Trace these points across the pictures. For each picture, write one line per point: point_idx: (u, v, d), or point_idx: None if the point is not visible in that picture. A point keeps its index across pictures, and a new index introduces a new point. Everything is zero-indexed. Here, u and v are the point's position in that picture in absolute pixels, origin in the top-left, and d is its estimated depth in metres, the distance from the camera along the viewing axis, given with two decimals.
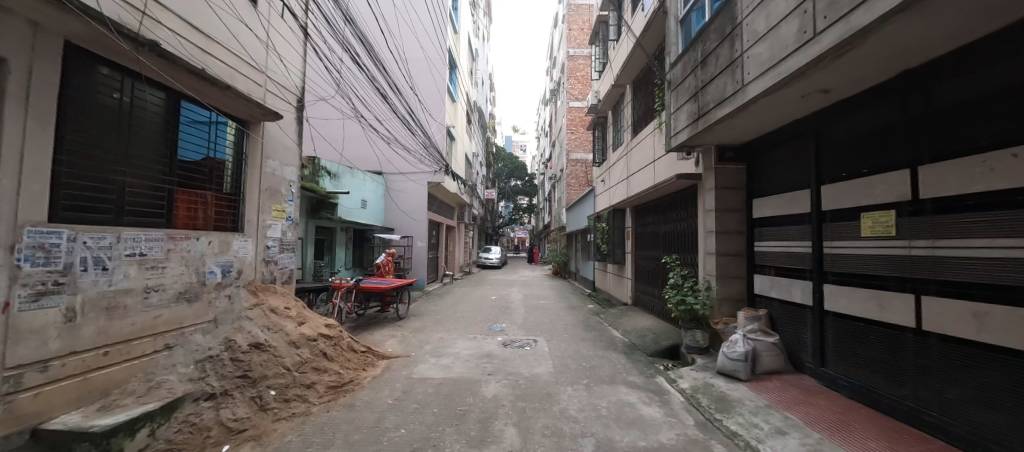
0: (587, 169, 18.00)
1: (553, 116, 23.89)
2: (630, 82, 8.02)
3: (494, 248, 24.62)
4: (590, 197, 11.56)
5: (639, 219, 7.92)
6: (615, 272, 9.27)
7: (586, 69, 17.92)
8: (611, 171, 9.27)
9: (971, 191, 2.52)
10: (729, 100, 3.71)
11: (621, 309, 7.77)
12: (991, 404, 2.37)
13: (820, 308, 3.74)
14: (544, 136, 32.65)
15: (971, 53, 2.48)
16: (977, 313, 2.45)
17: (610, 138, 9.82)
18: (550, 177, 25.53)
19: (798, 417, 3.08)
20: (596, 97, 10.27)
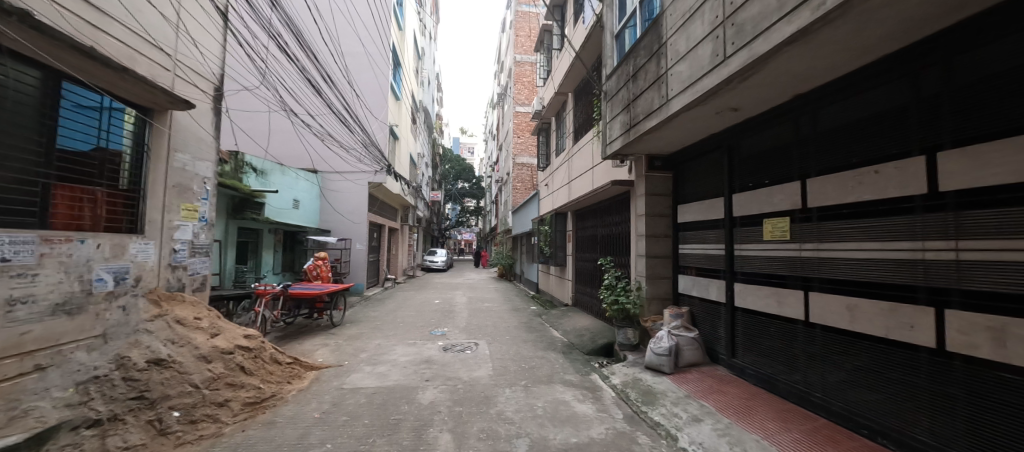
0: (532, 173, 18.32)
1: (500, 119, 24.13)
2: (571, 90, 8.33)
3: (441, 251, 24.17)
4: (535, 201, 11.80)
5: (579, 223, 8.22)
6: (557, 274, 9.53)
7: (532, 75, 18.38)
8: (554, 176, 9.54)
9: (846, 201, 2.95)
10: (656, 113, 4.00)
11: (562, 310, 8.00)
12: (861, 383, 2.80)
13: (730, 304, 4.12)
14: (492, 139, 32.86)
15: (847, 84, 2.91)
16: (851, 306, 2.88)
17: (553, 143, 10.11)
18: (497, 180, 25.69)
19: (712, 404, 3.39)
20: (540, 103, 10.53)
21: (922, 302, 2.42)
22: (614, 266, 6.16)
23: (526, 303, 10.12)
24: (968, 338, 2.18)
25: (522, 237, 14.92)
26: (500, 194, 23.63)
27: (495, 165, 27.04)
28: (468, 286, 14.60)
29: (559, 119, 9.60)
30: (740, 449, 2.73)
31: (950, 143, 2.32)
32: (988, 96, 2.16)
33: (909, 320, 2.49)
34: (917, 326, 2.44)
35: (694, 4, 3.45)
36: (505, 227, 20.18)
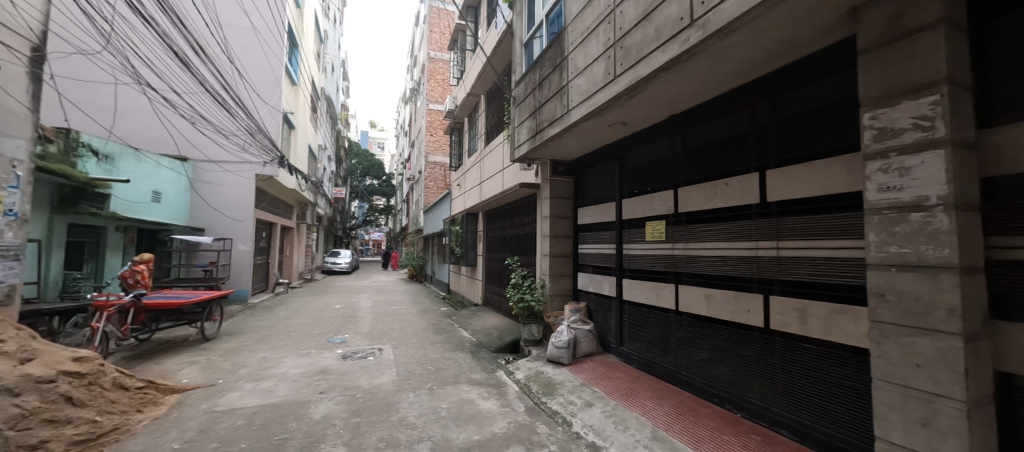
0: (445, 173, 18.06)
1: (413, 116, 23.42)
2: (483, 93, 8.46)
3: (347, 253, 22.43)
4: (447, 201, 11.71)
5: (490, 223, 8.37)
6: (468, 274, 9.56)
7: (444, 75, 18.00)
8: (466, 176, 9.58)
9: (705, 208, 3.52)
10: (558, 121, 4.28)
11: (472, 310, 8.04)
12: (714, 360, 3.36)
13: (619, 298, 4.59)
14: (404, 136, 31.67)
15: (707, 110, 3.49)
16: (708, 296, 3.45)
17: (466, 144, 10.15)
18: (409, 178, 24.88)
19: (602, 389, 3.74)
20: (454, 103, 10.50)
21: (755, 290, 3.03)
22: (521, 265, 6.43)
23: (435, 304, 9.96)
24: (784, 318, 2.81)
25: (434, 237, 14.68)
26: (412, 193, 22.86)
27: (408, 163, 26.06)
28: (376, 288, 13.84)
29: (472, 120, 9.68)
30: (623, 427, 3.09)
31: (774, 164, 2.95)
32: (797, 130, 2.81)
33: (747, 306, 3.09)
34: (752, 310, 3.04)
35: (591, 25, 3.79)
36: (417, 227, 19.58)
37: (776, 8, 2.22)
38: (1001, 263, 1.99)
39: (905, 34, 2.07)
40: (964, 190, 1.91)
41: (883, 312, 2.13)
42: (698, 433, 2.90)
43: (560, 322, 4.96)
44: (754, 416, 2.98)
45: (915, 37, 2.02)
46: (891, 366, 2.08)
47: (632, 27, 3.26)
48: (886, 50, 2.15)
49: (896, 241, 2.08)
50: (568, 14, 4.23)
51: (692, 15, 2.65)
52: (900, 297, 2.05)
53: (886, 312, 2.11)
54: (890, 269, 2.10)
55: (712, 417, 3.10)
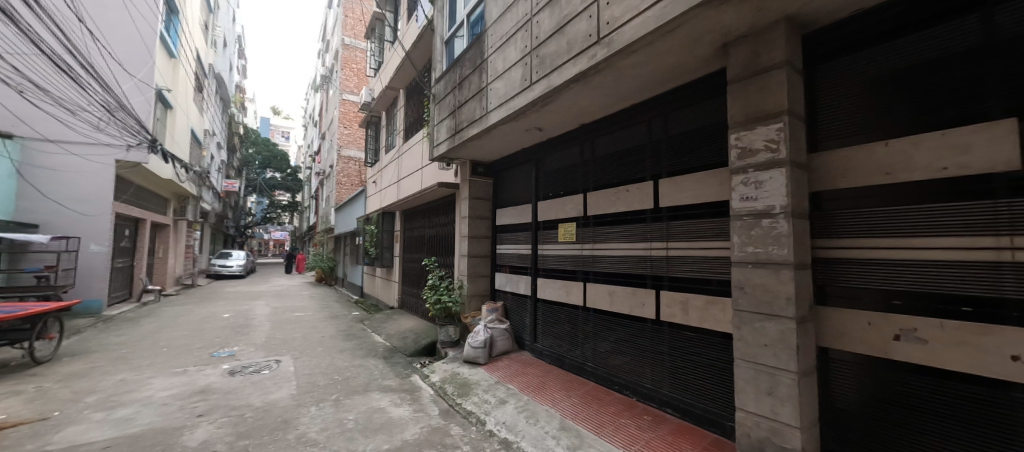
0: (360, 168, 16.97)
1: (324, 106, 21.66)
2: (401, 87, 8.15)
3: (241, 254, 19.72)
4: (361, 198, 11.03)
5: (407, 223, 8.09)
6: (383, 276, 9.10)
7: (362, 63, 17.31)
8: (383, 173, 9.14)
9: (609, 211, 3.83)
10: (476, 123, 4.31)
11: (386, 314, 7.67)
12: (615, 351, 3.67)
13: (534, 297, 4.77)
14: (314, 126, 29.11)
15: (613, 121, 3.82)
16: (610, 292, 3.75)
17: (383, 139, 9.67)
18: (318, 173, 22.88)
19: (516, 386, 3.84)
20: (370, 95, 9.96)
21: (649, 286, 3.39)
22: (439, 266, 6.32)
23: (346, 309, 9.28)
24: (671, 309, 3.18)
25: (347, 237, 13.68)
26: (322, 189, 21.03)
27: (317, 156, 23.98)
28: (276, 294, 12.41)
29: (390, 115, 9.27)
30: (534, 420, 3.21)
31: (665, 173, 3.34)
32: (682, 145, 3.22)
33: (642, 300, 3.43)
34: (646, 303, 3.40)
35: (510, 31, 3.89)
36: (326, 226, 18.06)
37: (666, 36, 2.53)
38: (820, 260, 2.52)
39: (759, 71, 2.51)
40: (797, 201, 2.38)
41: (742, 302, 2.54)
42: (600, 419, 3.15)
43: (477, 322, 4.99)
44: (646, 398, 3.32)
45: (767, 74, 2.47)
46: (747, 347, 2.49)
47: (546, 38, 3.42)
48: (747, 83, 2.58)
49: (751, 242, 2.50)
50: (488, 17, 4.29)
51: (599, 34, 2.88)
52: (754, 288, 2.47)
53: (743, 302, 2.53)
54: (747, 265, 2.52)
55: (613, 403, 3.39)
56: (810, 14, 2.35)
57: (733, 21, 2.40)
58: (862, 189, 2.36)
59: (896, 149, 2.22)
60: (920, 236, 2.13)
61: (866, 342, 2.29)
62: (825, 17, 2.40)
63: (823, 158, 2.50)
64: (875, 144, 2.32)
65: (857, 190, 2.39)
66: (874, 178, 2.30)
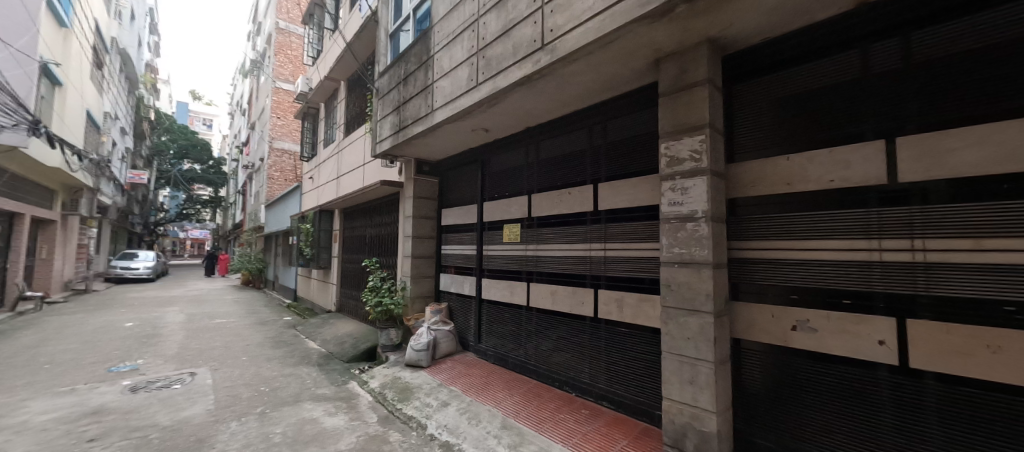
0: (296, 162, 15.85)
1: (255, 93, 19.93)
2: (342, 79, 7.75)
3: (150, 255, 17.45)
4: (296, 195, 10.31)
5: (347, 222, 7.71)
6: (319, 278, 8.57)
7: (299, 51, 16.22)
8: (321, 169, 8.62)
9: (552, 213, 3.93)
10: (421, 121, 4.22)
11: (322, 318, 7.23)
12: (556, 348, 3.78)
13: (478, 297, 4.77)
14: (242, 115, 26.62)
15: (557, 126, 3.93)
16: (552, 292, 3.86)
17: (321, 133, 9.12)
18: (246, 166, 20.96)
19: (459, 387, 3.81)
20: (307, 85, 9.35)
21: (588, 285, 3.54)
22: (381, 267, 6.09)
23: (277, 314, 8.59)
24: (607, 307, 3.35)
25: (280, 236, 12.69)
26: (250, 183, 19.31)
27: (245, 147, 21.97)
28: (193, 299, 11.16)
29: (329, 107, 8.77)
30: (475, 421, 3.21)
31: (604, 178, 3.50)
32: (619, 151, 3.41)
33: (582, 299, 3.57)
34: (585, 302, 3.54)
35: (456, 29, 3.86)
36: (255, 225, 16.62)
37: (604, 47, 2.66)
38: (735, 260, 2.79)
39: (686, 86, 2.73)
40: (716, 206, 2.62)
41: (668, 299, 2.74)
42: (541, 416, 3.22)
43: (420, 325, 4.87)
44: (584, 393, 3.46)
45: (692, 90, 2.69)
46: (673, 341, 2.68)
47: (492, 39, 3.44)
48: (675, 96, 2.79)
49: (677, 243, 2.70)
50: (435, 14, 4.23)
51: (543, 40, 2.95)
52: (679, 286, 2.67)
53: (670, 299, 2.72)
54: (673, 265, 2.72)
55: (553, 399, 3.49)
56: (728, 38, 2.61)
57: (663, 38, 2.58)
58: (769, 197, 2.66)
59: (794, 163, 2.53)
60: (813, 239, 2.45)
61: (771, 333, 2.59)
62: (741, 42, 2.67)
63: (738, 168, 2.78)
64: (779, 157, 2.62)
65: (765, 198, 2.68)
66: (778, 187, 2.60)
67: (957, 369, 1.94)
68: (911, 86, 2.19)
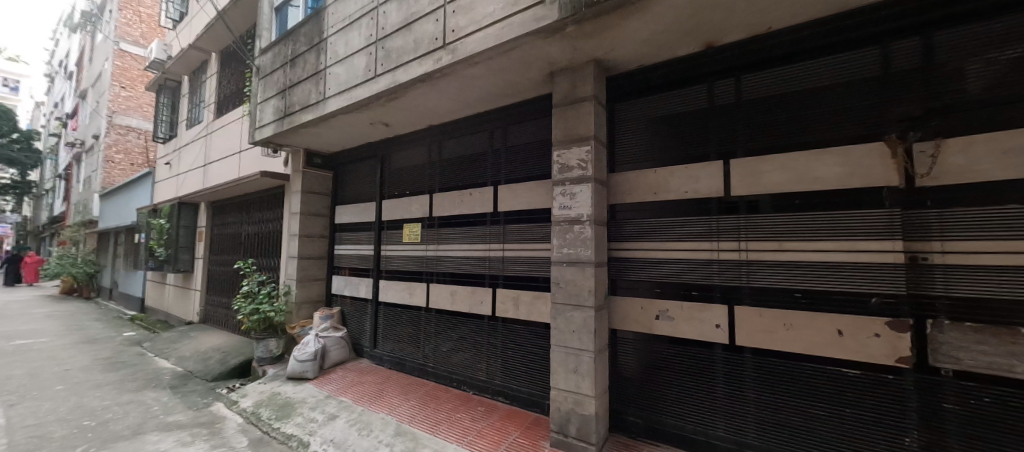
0: (148, 144, 13.08)
1: (86, 53, 15.88)
2: (213, 51, 6.66)
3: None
4: (148, 183, 8.53)
5: (217, 218, 6.64)
6: (178, 284, 7.21)
7: (155, 9, 13.46)
8: (182, 154, 7.28)
9: (453, 213, 3.92)
10: (312, 108, 3.84)
11: (179, 332, 6.11)
12: (455, 348, 3.79)
13: (375, 300, 4.53)
14: (68, 79, 21.00)
15: (460, 126, 3.94)
16: (452, 292, 3.85)
17: (183, 111, 7.70)
18: (71, 144, 16.53)
19: (350, 397, 3.56)
20: (163, 52, 7.81)
21: (486, 284, 3.62)
22: (267, 272, 5.34)
23: (114, 330, 6.97)
24: (504, 305, 3.46)
25: (123, 233, 10.32)
26: (78, 166, 15.28)
27: (70, 120, 17.35)
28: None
29: (196, 82, 7.43)
30: (366, 431, 3.04)
31: (503, 180, 3.62)
32: (518, 155, 3.55)
33: (480, 298, 3.63)
34: (483, 301, 3.61)
35: (353, 14, 3.60)
36: (84, 218, 13.22)
37: (503, 55, 2.75)
38: (613, 259, 3.12)
39: (576, 100, 2.96)
40: (599, 211, 2.91)
41: (557, 295, 2.94)
42: (437, 417, 3.20)
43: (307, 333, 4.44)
44: (481, 390, 3.54)
45: (581, 104, 2.93)
46: (560, 334, 2.88)
47: (393, 30, 3.29)
48: (566, 108, 3.00)
49: (565, 244, 2.92)
50: None
51: (444, 39, 2.93)
52: (566, 283, 2.89)
53: (559, 295, 2.92)
54: (562, 264, 2.93)
55: (450, 399, 3.49)
56: (611, 61, 2.91)
57: (556, 54, 2.77)
58: (640, 203, 3.03)
59: (660, 175, 2.93)
60: (672, 241, 2.87)
61: (641, 323, 2.95)
62: (621, 66, 3.01)
63: (617, 177, 3.12)
64: (648, 169, 3.00)
65: (637, 205, 3.05)
66: (647, 196, 2.98)
67: (766, 343, 2.48)
68: (742, 117, 2.70)
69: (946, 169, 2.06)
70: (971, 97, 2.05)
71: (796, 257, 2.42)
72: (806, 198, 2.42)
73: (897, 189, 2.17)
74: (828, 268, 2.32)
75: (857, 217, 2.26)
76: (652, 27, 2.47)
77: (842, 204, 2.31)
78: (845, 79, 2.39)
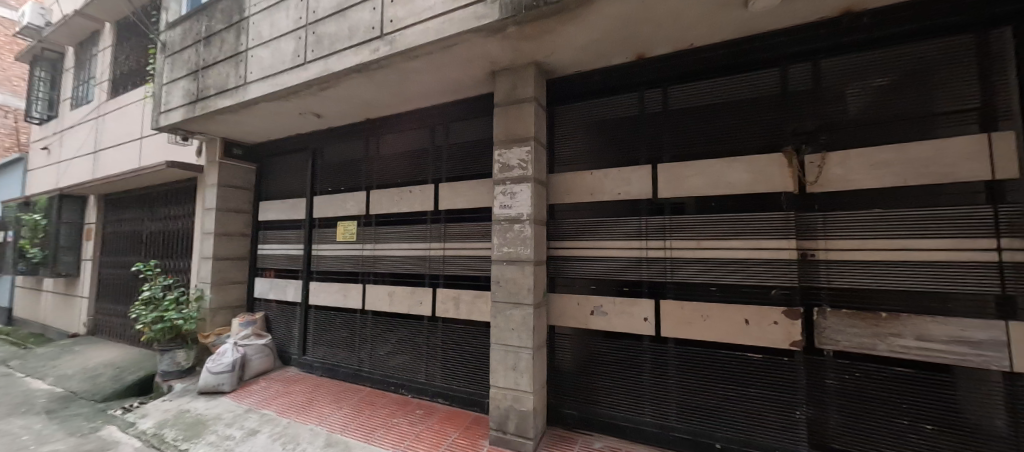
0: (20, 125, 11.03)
1: None
2: (107, 21, 5.78)
3: None
4: (19, 171, 7.20)
5: (112, 213, 5.78)
6: (59, 290, 6.17)
7: None
8: (66, 138, 6.24)
9: (392, 211, 3.78)
10: (231, 94, 3.49)
11: (61, 346, 5.24)
12: (393, 352, 3.66)
13: (305, 303, 4.22)
14: None
15: (400, 121, 3.81)
16: (390, 292, 3.71)
17: (67, 88, 6.60)
18: None
19: (274, 409, 3.28)
20: (40, 17, 6.63)
21: (426, 284, 3.54)
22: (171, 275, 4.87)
23: None
24: (444, 305, 3.41)
25: None
26: None
27: None
28: None
29: (85, 55, 6.39)
30: (292, 444, 2.81)
31: (444, 178, 3.56)
32: (460, 153, 3.51)
33: (420, 298, 3.54)
34: (423, 302, 3.52)
35: None
36: None
37: (443, 50, 2.69)
38: (552, 258, 3.20)
39: (517, 100, 2.99)
40: (538, 210, 2.97)
41: (497, 294, 2.95)
42: (372, 423, 3.06)
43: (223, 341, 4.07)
44: (420, 393, 3.45)
45: (522, 104, 2.96)
46: (500, 332, 2.89)
47: (325, 15, 3.08)
48: (507, 108, 3.02)
49: (505, 243, 2.94)
50: None
51: (382, 29, 2.80)
52: (506, 282, 2.91)
53: (499, 294, 2.93)
54: (502, 263, 2.94)
55: (387, 404, 3.36)
56: (550, 64, 2.97)
57: (497, 53, 2.77)
58: (577, 204, 3.14)
59: (596, 177, 3.06)
60: (606, 240, 3.02)
61: (577, 318, 3.06)
62: (560, 71, 3.09)
63: (555, 178, 3.20)
64: (585, 171, 3.12)
65: (575, 205, 3.15)
66: (584, 196, 3.10)
67: (686, 333, 2.69)
68: (669, 125, 2.91)
69: (828, 177, 2.39)
70: (848, 117, 2.40)
71: (712, 255, 2.66)
72: (721, 201, 2.67)
73: (793, 194, 2.47)
74: (738, 264, 2.58)
75: (761, 218, 2.54)
76: (589, 35, 2.57)
77: (749, 207, 2.58)
78: (755, 95, 2.67)
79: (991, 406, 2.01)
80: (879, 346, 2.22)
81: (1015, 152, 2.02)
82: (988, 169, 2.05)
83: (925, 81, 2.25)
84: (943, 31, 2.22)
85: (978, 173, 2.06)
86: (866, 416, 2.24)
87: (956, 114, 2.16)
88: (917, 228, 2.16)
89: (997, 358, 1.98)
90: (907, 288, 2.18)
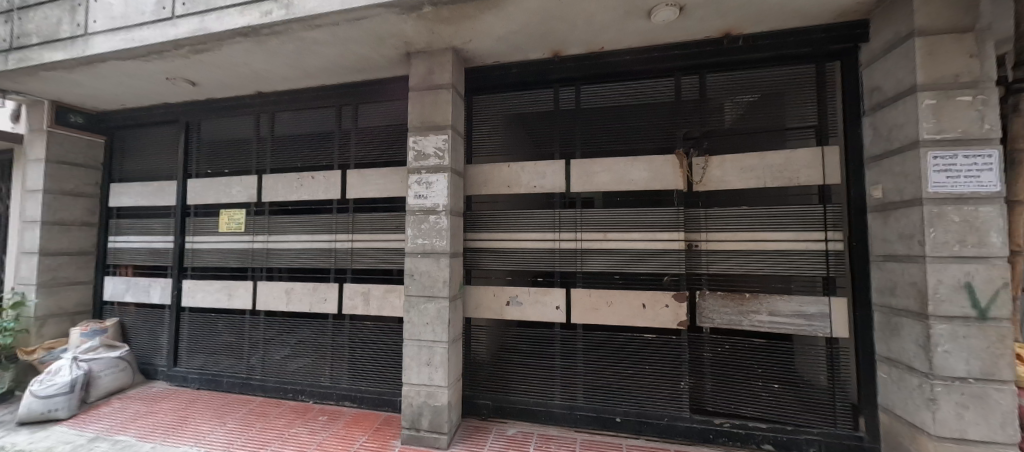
0: None
1: None
2: None
3: None
4: None
5: None
6: None
7: None
8: None
9: (290, 199, 3.37)
10: (64, 45, 2.78)
11: None
12: (291, 355, 3.30)
13: (176, 306, 3.59)
14: None
15: (300, 98, 3.40)
16: (287, 290, 3.33)
17: None
18: None
19: (133, 434, 2.72)
20: None
21: (331, 279, 3.25)
22: None
23: None
24: (352, 302, 3.17)
25: None
26: None
27: None
28: None
29: None
30: None
31: (353, 164, 3.29)
32: (371, 138, 3.26)
33: (323, 295, 3.24)
34: (328, 298, 3.23)
35: None
36: None
37: (349, 23, 2.44)
38: (468, 249, 3.15)
39: (433, 86, 2.85)
40: (455, 202, 2.89)
41: (411, 288, 2.81)
42: (264, 436, 2.71)
43: (56, 357, 3.35)
44: (323, 397, 3.18)
45: (438, 91, 2.83)
46: (413, 327, 2.77)
47: None
48: (423, 92, 2.87)
49: (419, 235, 2.80)
50: None
51: None
52: (420, 276, 2.78)
53: (412, 287, 2.79)
54: (416, 255, 2.81)
55: (283, 414, 3.02)
56: (469, 52, 2.88)
57: (411, 33, 2.60)
58: (494, 196, 3.13)
59: (511, 170, 3.09)
60: (521, 231, 3.07)
61: (492, 310, 3.06)
62: (479, 60, 3.02)
63: (472, 168, 3.15)
64: (502, 163, 3.12)
65: (492, 197, 3.14)
66: (500, 188, 3.09)
67: (593, 319, 2.88)
68: (581, 122, 3.04)
69: (711, 177, 2.73)
70: (726, 127, 2.77)
71: (616, 246, 2.87)
72: (624, 196, 2.89)
73: (683, 191, 2.77)
74: (636, 254, 2.83)
75: (657, 213, 2.80)
76: (508, 25, 2.53)
77: (648, 202, 2.83)
78: (654, 101, 2.92)
79: (816, 365, 2.51)
80: (743, 322, 2.62)
81: (838, 163, 2.52)
82: (820, 175, 2.53)
83: (782, 101, 2.69)
84: (795, 60, 2.66)
85: (814, 178, 2.54)
86: (732, 381, 2.64)
87: (799, 130, 2.63)
88: (772, 222, 2.59)
89: (822, 327, 2.48)
90: (764, 273, 2.60)
